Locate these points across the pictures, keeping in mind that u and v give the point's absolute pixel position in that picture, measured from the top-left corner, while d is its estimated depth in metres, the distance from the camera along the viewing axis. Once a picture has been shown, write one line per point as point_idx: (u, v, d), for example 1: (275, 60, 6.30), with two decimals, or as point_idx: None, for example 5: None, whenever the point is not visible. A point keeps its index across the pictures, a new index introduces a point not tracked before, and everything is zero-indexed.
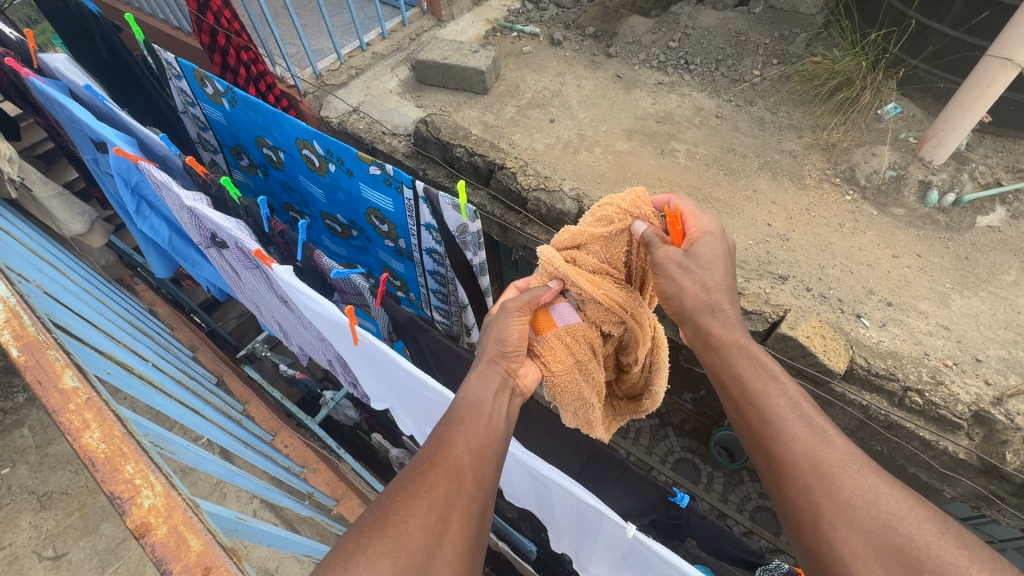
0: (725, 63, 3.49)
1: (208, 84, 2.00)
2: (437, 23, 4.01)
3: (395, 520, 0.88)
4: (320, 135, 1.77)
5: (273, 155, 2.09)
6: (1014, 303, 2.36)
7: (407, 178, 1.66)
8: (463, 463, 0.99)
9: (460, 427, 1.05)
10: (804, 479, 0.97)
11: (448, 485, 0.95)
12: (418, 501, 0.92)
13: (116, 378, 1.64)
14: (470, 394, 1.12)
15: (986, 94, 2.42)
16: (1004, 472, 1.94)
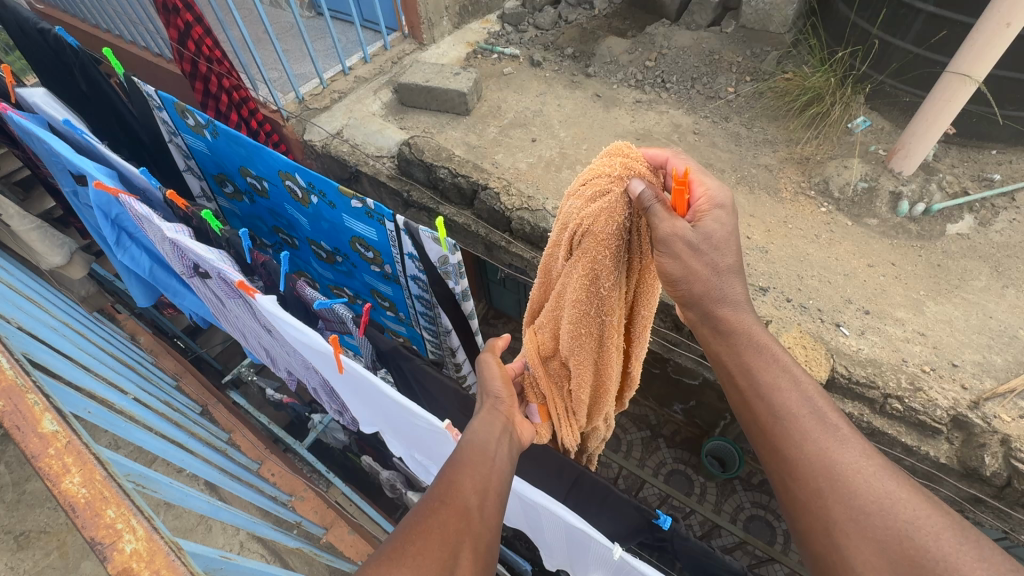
0: (700, 81, 3.59)
1: (190, 117, 2.02)
2: (419, 47, 4.07)
3: (405, 556, 0.89)
4: (301, 169, 1.79)
5: (258, 185, 2.10)
6: (986, 308, 2.43)
7: (388, 212, 1.68)
8: (471, 502, 1.01)
9: (467, 465, 1.08)
10: (818, 479, 1.00)
11: (456, 522, 0.97)
12: (427, 536, 0.93)
13: (96, 417, 1.61)
14: (476, 433, 1.16)
15: (948, 108, 2.51)
16: (984, 475, 1.98)
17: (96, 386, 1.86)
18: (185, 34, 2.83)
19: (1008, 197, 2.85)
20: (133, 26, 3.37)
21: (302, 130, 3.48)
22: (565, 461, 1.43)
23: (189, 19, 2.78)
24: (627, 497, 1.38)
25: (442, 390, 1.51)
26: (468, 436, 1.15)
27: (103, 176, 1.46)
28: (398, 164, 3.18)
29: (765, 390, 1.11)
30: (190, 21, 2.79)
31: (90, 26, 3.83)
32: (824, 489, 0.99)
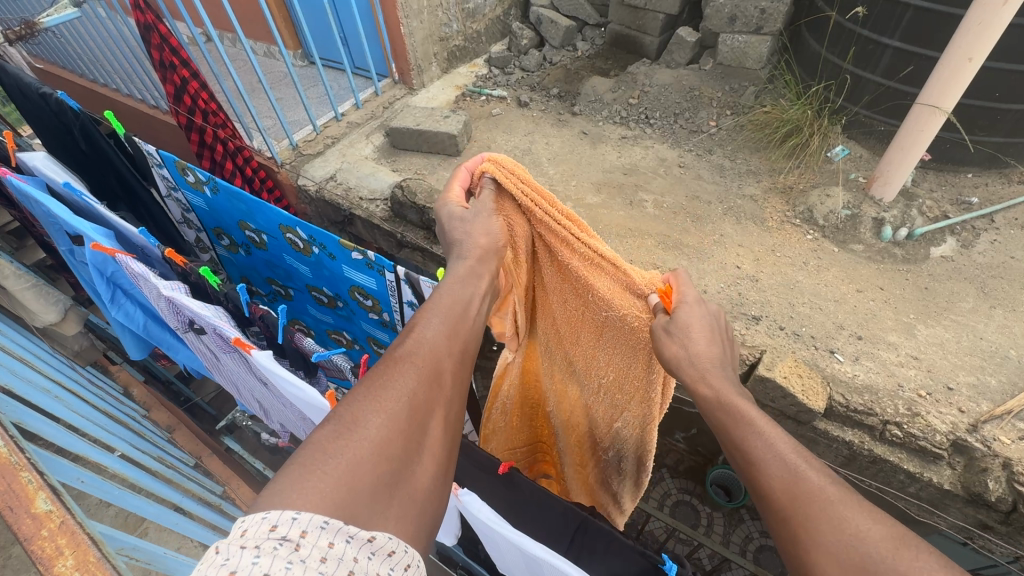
0: (682, 116, 3.71)
1: (190, 173, 2.13)
2: (409, 91, 4.20)
3: (375, 406, 0.91)
4: (302, 223, 1.86)
5: (257, 236, 2.18)
6: (975, 330, 2.46)
7: (389, 263, 1.73)
8: (439, 370, 1.04)
9: (437, 332, 1.11)
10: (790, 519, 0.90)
11: (424, 384, 0.99)
12: (396, 393, 0.95)
13: (86, 484, 1.50)
14: (447, 299, 1.21)
15: (921, 137, 2.60)
16: (989, 500, 1.97)
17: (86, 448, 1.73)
18: (181, 89, 2.95)
19: (987, 218, 2.92)
20: (130, 81, 3.47)
21: (297, 175, 3.54)
22: (567, 510, 1.40)
23: (186, 74, 2.90)
24: (630, 544, 1.32)
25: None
26: (440, 300, 1.20)
27: (100, 236, 1.49)
28: (391, 206, 3.24)
29: (742, 429, 1.03)
30: (186, 76, 2.90)
31: (89, 81, 3.94)
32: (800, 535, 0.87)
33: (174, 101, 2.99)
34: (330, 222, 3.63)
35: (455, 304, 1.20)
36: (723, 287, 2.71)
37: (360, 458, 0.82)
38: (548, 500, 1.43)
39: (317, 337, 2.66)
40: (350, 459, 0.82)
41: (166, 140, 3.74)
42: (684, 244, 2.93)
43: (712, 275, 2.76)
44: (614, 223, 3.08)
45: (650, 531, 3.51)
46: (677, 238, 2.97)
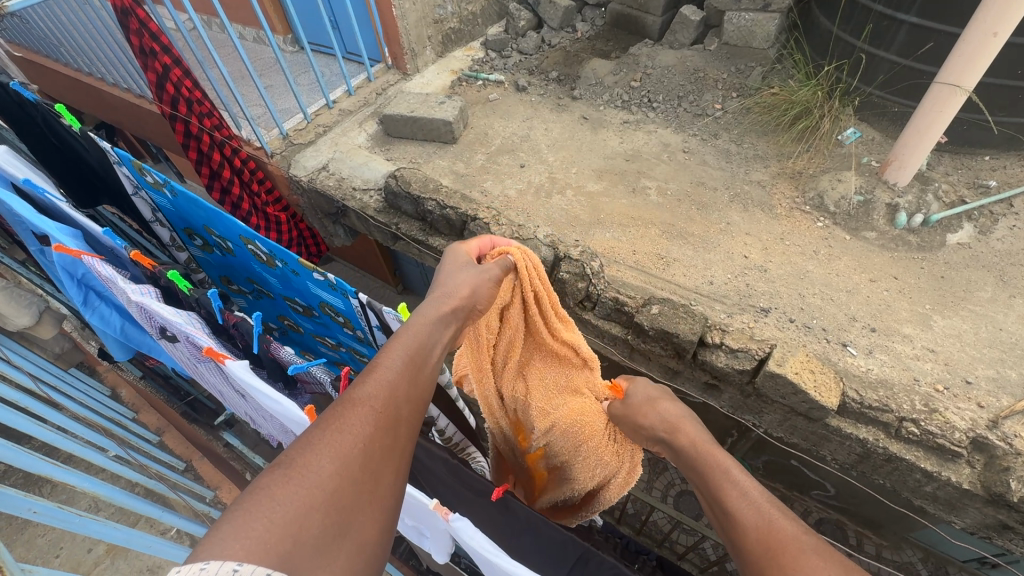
0: (687, 99, 3.57)
1: (148, 174, 2.11)
2: (403, 77, 4.06)
3: (324, 454, 0.86)
4: (261, 238, 1.87)
5: (223, 243, 2.19)
6: (994, 320, 2.36)
7: (351, 288, 1.69)
8: (397, 415, 0.98)
9: (397, 373, 1.05)
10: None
11: (380, 434, 0.94)
12: (348, 442, 0.89)
13: (44, 515, 1.34)
14: (412, 338, 1.15)
15: (941, 118, 2.47)
16: (1011, 501, 1.86)
17: (53, 469, 1.53)
18: (163, 77, 2.83)
19: (1006, 203, 2.80)
20: (112, 69, 3.34)
21: (288, 166, 3.42)
22: (569, 539, 1.33)
23: (167, 61, 2.78)
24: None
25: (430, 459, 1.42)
26: (405, 338, 1.14)
27: (66, 237, 1.41)
28: (385, 197, 3.12)
29: (723, 487, 1.03)
30: (167, 63, 2.78)
31: (72, 70, 3.80)
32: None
33: (157, 89, 2.87)
34: (323, 215, 3.53)
35: (420, 344, 1.15)
36: (730, 277, 2.60)
37: (307, 507, 0.78)
38: (548, 527, 1.35)
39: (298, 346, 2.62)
40: (292, 513, 0.76)
41: (153, 131, 3.62)
42: (690, 234, 2.82)
43: (719, 265, 2.65)
44: (617, 212, 2.97)
45: (654, 526, 3.45)
46: (682, 228, 2.85)
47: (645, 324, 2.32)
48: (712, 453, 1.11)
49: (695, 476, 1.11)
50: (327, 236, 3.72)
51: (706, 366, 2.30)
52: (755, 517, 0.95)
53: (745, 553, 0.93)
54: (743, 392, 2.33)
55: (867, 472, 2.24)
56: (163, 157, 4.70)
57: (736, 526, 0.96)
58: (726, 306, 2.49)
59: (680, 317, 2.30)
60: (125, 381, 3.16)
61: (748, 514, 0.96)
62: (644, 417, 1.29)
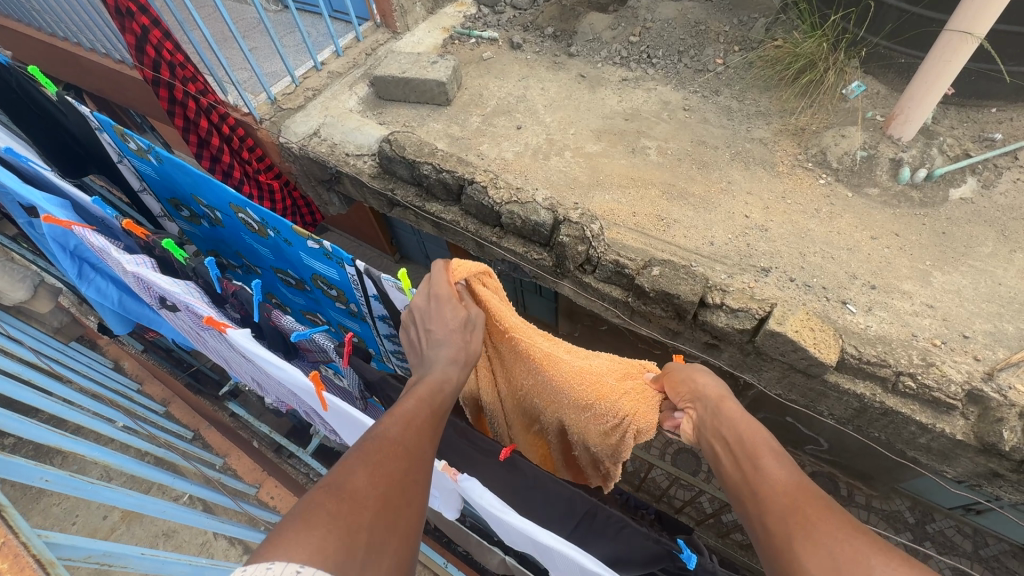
0: (687, 54, 3.45)
1: (130, 140, 2.06)
2: (393, 36, 3.91)
3: (360, 478, 0.87)
4: (252, 206, 1.84)
5: (212, 214, 2.16)
6: (994, 275, 2.37)
7: (347, 256, 1.66)
8: (425, 452, 0.98)
9: (424, 411, 1.05)
10: (789, 528, 0.88)
11: (413, 469, 0.94)
12: (384, 472, 0.90)
13: (56, 484, 1.35)
14: (432, 379, 1.13)
15: (949, 68, 2.38)
16: (1003, 450, 1.91)
17: (61, 438, 1.54)
18: (143, 39, 2.71)
19: (1011, 156, 2.76)
20: (88, 33, 3.20)
21: (278, 132, 3.33)
22: (575, 495, 1.35)
23: (146, 22, 2.66)
24: (644, 530, 1.28)
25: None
26: (428, 378, 1.13)
27: (54, 208, 1.38)
28: (379, 161, 3.05)
29: (756, 446, 1.03)
30: (146, 24, 2.66)
31: (48, 36, 3.63)
32: (795, 542, 0.86)
33: (137, 52, 2.76)
34: (316, 182, 3.45)
35: (440, 385, 1.13)
36: (731, 237, 2.58)
37: (345, 527, 0.80)
38: (555, 484, 1.37)
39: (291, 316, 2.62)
40: (335, 538, 0.78)
41: (136, 97, 3.49)
42: (690, 194, 2.78)
43: (720, 225, 2.63)
44: (616, 173, 2.92)
45: (653, 482, 3.55)
46: (682, 187, 2.81)
47: (646, 286, 2.31)
48: (752, 420, 1.09)
49: (725, 427, 1.09)
50: (321, 205, 3.66)
51: (706, 326, 2.31)
52: (785, 474, 0.97)
53: (768, 500, 0.94)
54: (742, 351, 2.35)
55: (863, 426, 2.28)
56: (148, 126, 4.56)
57: (764, 476, 0.98)
58: (727, 266, 2.48)
59: (681, 278, 2.29)
60: (125, 353, 3.16)
61: (774, 469, 0.98)
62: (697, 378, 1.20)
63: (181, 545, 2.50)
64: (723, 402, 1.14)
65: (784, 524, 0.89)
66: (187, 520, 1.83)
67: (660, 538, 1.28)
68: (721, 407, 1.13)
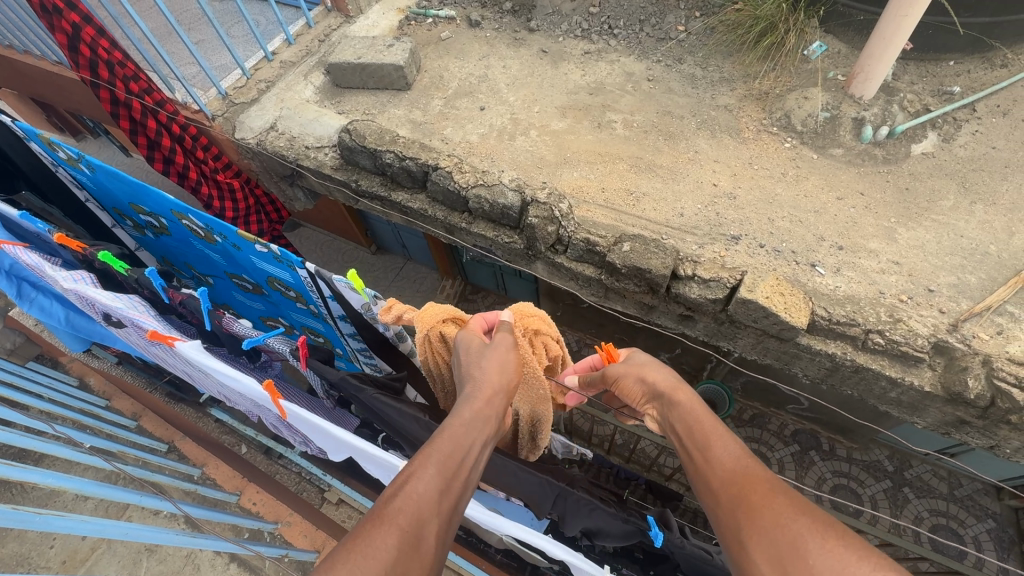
0: (649, 22, 3.38)
1: (60, 150, 2.04)
2: (346, 20, 3.78)
3: (342, 571, 0.73)
4: (194, 212, 1.80)
5: (155, 222, 2.12)
6: (956, 228, 2.40)
7: (297, 257, 1.63)
8: (428, 527, 0.84)
9: (434, 470, 0.92)
10: (737, 516, 0.92)
11: (407, 552, 0.79)
12: (370, 563, 0.76)
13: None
14: (448, 430, 1.01)
15: (906, 23, 2.35)
16: (969, 398, 1.96)
17: (8, 468, 1.45)
18: (75, 38, 2.58)
19: (969, 108, 2.79)
20: (20, 35, 3.02)
21: (233, 129, 3.21)
22: (545, 482, 1.36)
23: (76, 19, 2.52)
24: (613, 510, 1.34)
25: (400, 420, 1.35)
26: (447, 430, 1.01)
27: None
28: (340, 152, 2.96)
29: (708, 436, 1.09)
30: (77, 22, 2.52)
31: None
32: (743, 534, 0.89)
33: (70, 53, 2.62)
34: (278, 178, 3.34)
35: (456, 437, 1.00)
36: (701, 208, 2.57)
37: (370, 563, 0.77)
38: (523, 471, 1.38)
39: (254, 323, 2.58)
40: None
41: (79, 101, 3.33)
42: (658, 166, 2.76)
43: (689, 196, 2.62)
44: (583, 149, 2.88)
45: (642, 454, 3.60)
46: (650, 160, 2.79)
47: (617, 263, 2.30)
48: (705, 411, 1.15)
49: (680, 423, 1.16)
50: (286, 201, 3.56)
51: (679, 298, 2.32)
52: (733, 463, 1.01)
53: (716, 490, 0.99)
54: (716, 320, 2.36)
55: (837, 384, 2.32)
56: (99, 131, 4.37)
57: (713, 465, 1.02)
58: (697, 237, 2.48)
59: (652, 252, 2.28)
60: (94, 369, 3.08)
61: (723, 455, 1.03)
62: (646, 372, 1.28)
63: (164, 559, 2.47)
64: (677, 391, 1.22)
65: (731, 514, 0.93)
66: (156, 538, 1.79)
67: (630, 517, 1.35)
68: (676, 397, 1.21)
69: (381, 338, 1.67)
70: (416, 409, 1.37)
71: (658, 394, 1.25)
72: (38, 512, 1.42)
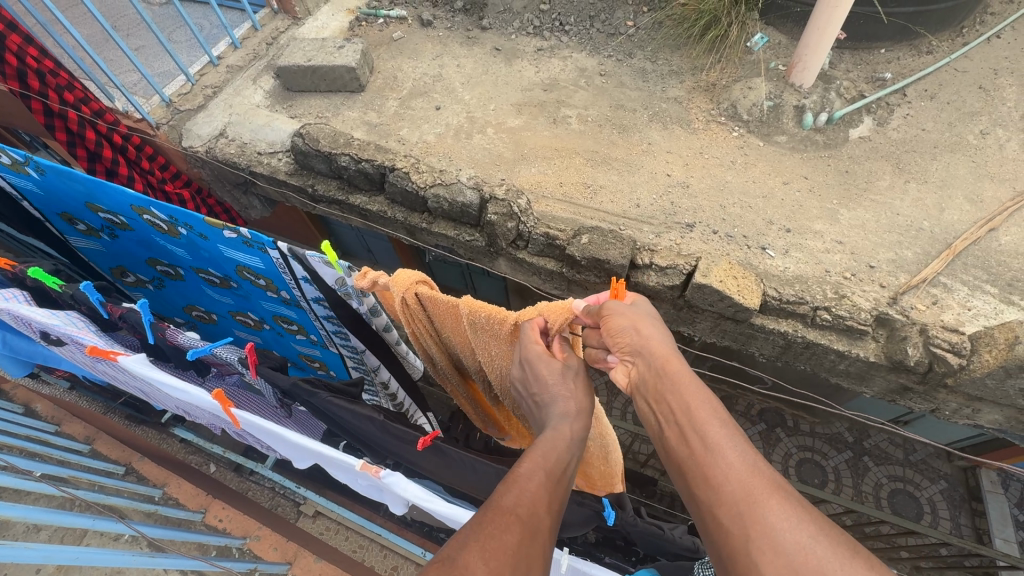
0: (598, 18, 3.44)
1: (3, 155, 1.92)
2: (294, 22, 3.71)
3: (474, 556, 0.75)
4: (157, 203, 1.73)
5: (113, 221, 2.02)
6: (892, 207, 2.54)
7: (269, 241, 1.60)
8: (543, 526, 0.86)
9: (541, 477, 0.94)
10: (745, 526, 0.84)
11: (530, 545, 0.82)
12: (497, 552, 0.78)
13: None
14: (545, 444, 1.03)
15: (837, 14, 2.47)
16: (909, 365, 2.08)
17: None
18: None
19: (900, 92, 2.96)
20: None
21: (180, 138, 3.10)
22: (500, 471, 1.36)
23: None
24: (568, 495, 1.36)
25: (357, 421, 1.36)
26: (541, 446, 1.02)
27: None
28: (294, 157, 2.90)
29: (707, 421, 1.01)
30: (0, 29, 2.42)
31: None
32: (754, 551, 0.82)
33: None
34: (231, 186, 3.25)
35: (554, 450, 1.02)
36: (656, 198, 2.64)
37: (501, 538, 0.80)
38: (481, 463, 1.39)
39: (223, 317, 2.49)
40: None
41: (9, 114, 3.17)
42: (613, 158, 2.81)
43: (644, 187, 2.68)
44: (540, 145, 2.91)
45: (616, 443, 3.67)
46: (605, 153, 2.84)
47: (577, 256, 2.34)
48: (698, 389, 1.06)
49: (670, 398, 1.07)
50: (242, 210, 3.44)
51: (639, 287, 2.38)
52: (741, 460, 0.93)
53: (720, 486, 0.91)
54: (675, 306, 2.43)
55: (791, 360, 2.41)
56: (37, 145, 4.17)
57: (717, 460, 0.94)
58: (654, 226, 2.54)
59: (609, 243, 2.33)
60: (41, 396, 2.96)
61: (730, 454, 0.95)
62: (642, 329, 1.17)
63: None
64: (668, 363, 1.11)
65: (733, 516, 0.87)
66: (112, 562, 1.70)
67: (586, 500, 1.36)
68: (667, 370, 1.11)
69: (353, 318, 1.63)
70: (372, 410, 1.37)
71: (645, 353, 1.14)
72: None
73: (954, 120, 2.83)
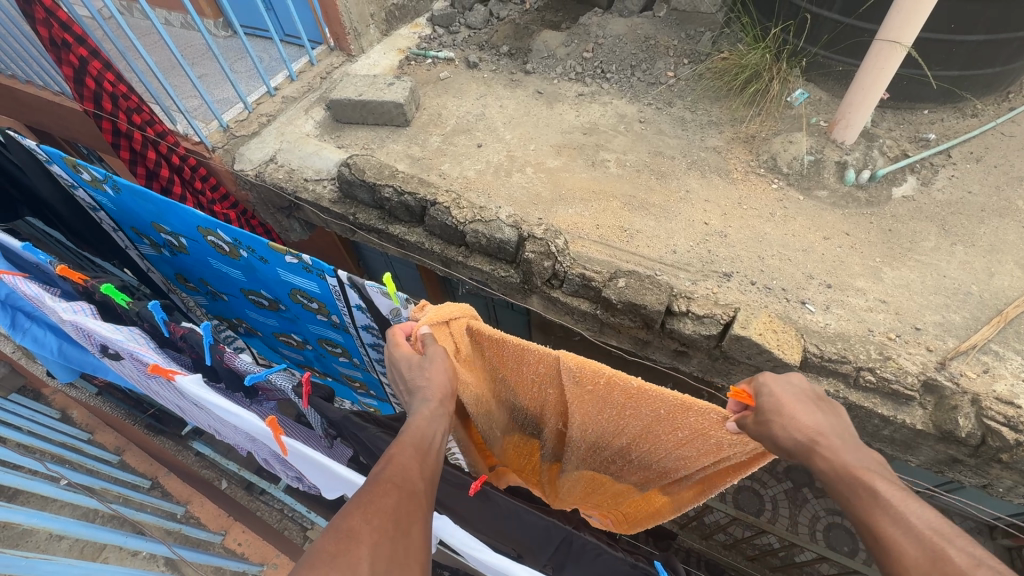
0: (640, 68, 3.53)
1: (84, 171, 2.04)
2: (348, 58, 3.91)
3: (355, 523, 0.89)
4: (224, 227, 1.80)
5: (176, 240, 2.12)
6: (939, 268, 2.48)
7: (328, 268, 1.64)
8: (418, 488, 1.00)
9: (409, 450, 1.07)
10: None
11: (404, 502, 0.96)
12: (378, 512, 0.92)
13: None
14: (411, 427, 1.13)
15: (883, 76, 2.51)
16: (960, 437, 1.99)
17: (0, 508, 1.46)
18: (82, 71, 2.64)
19: (945, 153, 2.93)
20: (28, 67, 3.13)
21: (231, 160, 3.23)
22: (552, 525, 1.45)
23: (84, 53, 2.59)
24: (619, 555, 1.39)
25: None
26: (408, 430, 1.11)
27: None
28: (339, 186, 3.00)
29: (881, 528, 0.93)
30: (84, 56, 2.59)
31: None
32: None
33: (76, 85, 2.68)
34: (275, 210, 3.37)
35: (418, 427, 1.13)
36: (693, 245, 2.64)
37: (380, 501, 0.94)
38: (530, 515, 1.48)
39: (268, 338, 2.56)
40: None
41: (78, 131, 3.38)
42: (651, 204, 2.83)
43: (681, 233, 2.68)
44: (578, 186, 2.95)
45: None
46: (642, 198, 2.86)
47: (613, 298, 2.33)
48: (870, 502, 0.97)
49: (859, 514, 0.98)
50: (282, 232, 3.55)
51: (674, 334, 2.34)
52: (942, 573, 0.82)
53: None
54: (710, 356, 2.39)
55: None
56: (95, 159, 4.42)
57: None
58: (690, 273, 2.53)
59: (646, 288, 2.32)
60: (77, 402, 3.05)
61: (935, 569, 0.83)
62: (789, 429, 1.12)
63: None
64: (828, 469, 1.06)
65: None
66: None
67: (637, 561, 1.39)
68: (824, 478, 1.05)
69: None
70: None
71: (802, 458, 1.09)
72: (24, 556, 1.44)
73: (1002, 184, 2.78)
